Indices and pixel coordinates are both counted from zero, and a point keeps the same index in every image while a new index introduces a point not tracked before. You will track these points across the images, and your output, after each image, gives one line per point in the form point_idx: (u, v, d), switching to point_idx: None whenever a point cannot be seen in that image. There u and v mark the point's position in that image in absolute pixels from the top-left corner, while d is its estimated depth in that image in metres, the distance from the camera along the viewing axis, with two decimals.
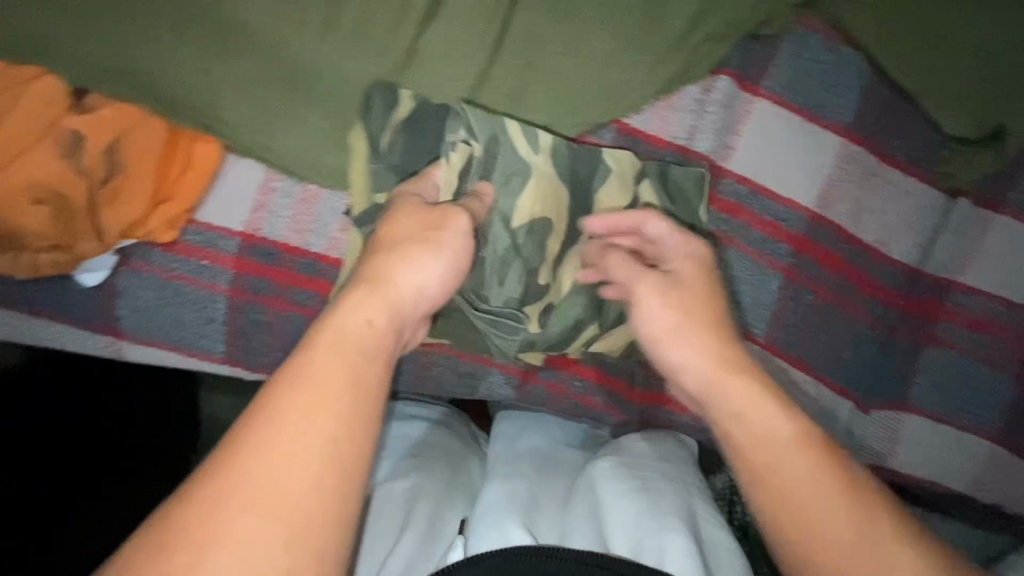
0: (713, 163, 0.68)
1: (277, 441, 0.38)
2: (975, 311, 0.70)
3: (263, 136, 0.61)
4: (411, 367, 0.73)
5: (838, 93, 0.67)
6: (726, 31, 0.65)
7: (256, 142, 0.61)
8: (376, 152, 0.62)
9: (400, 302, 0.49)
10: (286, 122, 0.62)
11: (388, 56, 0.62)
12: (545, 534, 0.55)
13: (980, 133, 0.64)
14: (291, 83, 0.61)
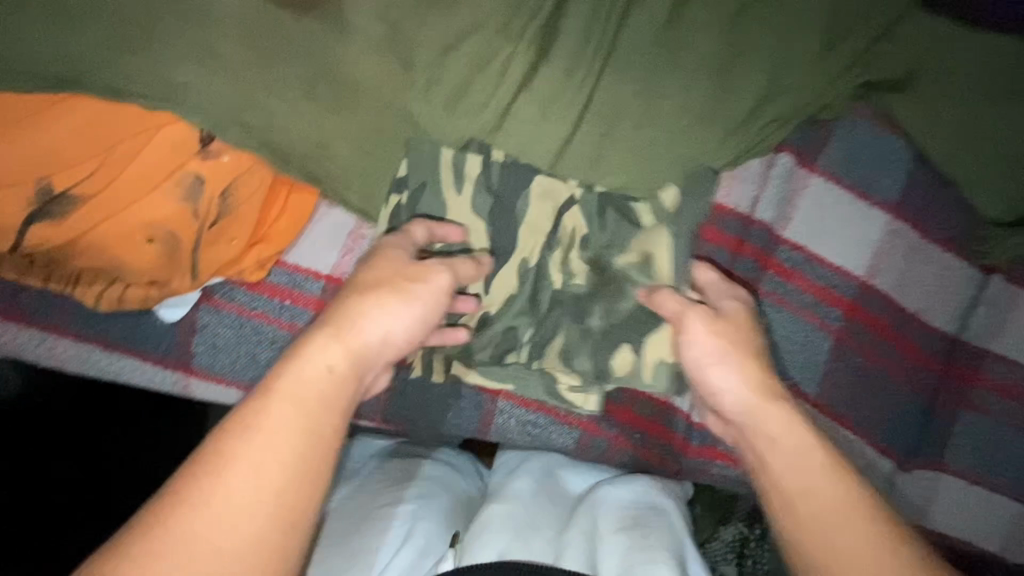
0: (772, 231, 0.75)
1: (217, 493, 0.42)
2: (1006, 375, 0.75)
3: (366, 186, 0.65)
4: (477, 412, 0.74)
5: (884, 175, 0.74)
6: (788, 112, 0.72)
7: (359, 190, 0.65)
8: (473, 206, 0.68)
9: (362, 351, 0.52)
10: (387, 172, 0.65)
11: (486, 116, 0.67)
12: (540, 551, 0.56)
13: (1013, 217, 0.71)
14: (396, 140, 0.65)
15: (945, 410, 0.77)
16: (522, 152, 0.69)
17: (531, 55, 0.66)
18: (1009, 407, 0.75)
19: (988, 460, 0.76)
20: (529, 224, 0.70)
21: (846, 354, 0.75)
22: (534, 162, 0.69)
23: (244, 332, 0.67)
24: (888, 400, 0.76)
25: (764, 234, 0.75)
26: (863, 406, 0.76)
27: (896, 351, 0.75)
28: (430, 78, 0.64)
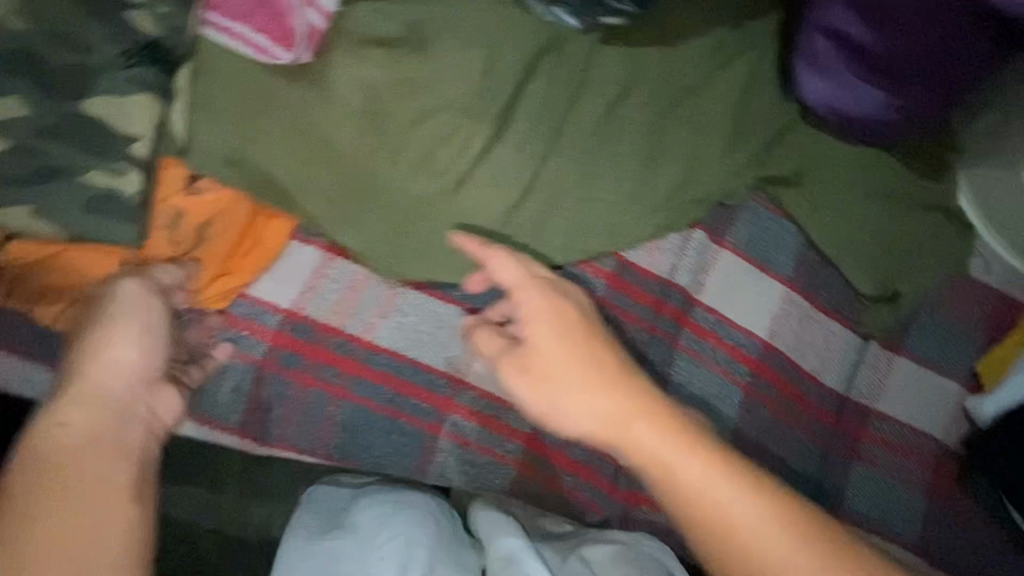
0: (689, 295, 0.86)
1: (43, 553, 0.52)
2: (890, 432, 0.86)
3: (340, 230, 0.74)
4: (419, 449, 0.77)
5: (780, 254, 0.87)
6: (698, 197, 0.86)
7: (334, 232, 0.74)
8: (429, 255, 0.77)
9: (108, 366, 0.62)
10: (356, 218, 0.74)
11: (446, 179, 0.76)
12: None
13: (880, 293, 0.87)
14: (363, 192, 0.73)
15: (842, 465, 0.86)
16: (477, 212, 0.78)
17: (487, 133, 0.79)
18: (891, 462, 0.86)
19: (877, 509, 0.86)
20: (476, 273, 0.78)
21: (754, 407, 0.85)
22: (486, 221, 0.79)
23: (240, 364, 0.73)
24: (791, 451, 0.85)
25: (683, 298, 0.86)
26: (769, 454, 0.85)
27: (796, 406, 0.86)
28: (400, 144, 0.75)
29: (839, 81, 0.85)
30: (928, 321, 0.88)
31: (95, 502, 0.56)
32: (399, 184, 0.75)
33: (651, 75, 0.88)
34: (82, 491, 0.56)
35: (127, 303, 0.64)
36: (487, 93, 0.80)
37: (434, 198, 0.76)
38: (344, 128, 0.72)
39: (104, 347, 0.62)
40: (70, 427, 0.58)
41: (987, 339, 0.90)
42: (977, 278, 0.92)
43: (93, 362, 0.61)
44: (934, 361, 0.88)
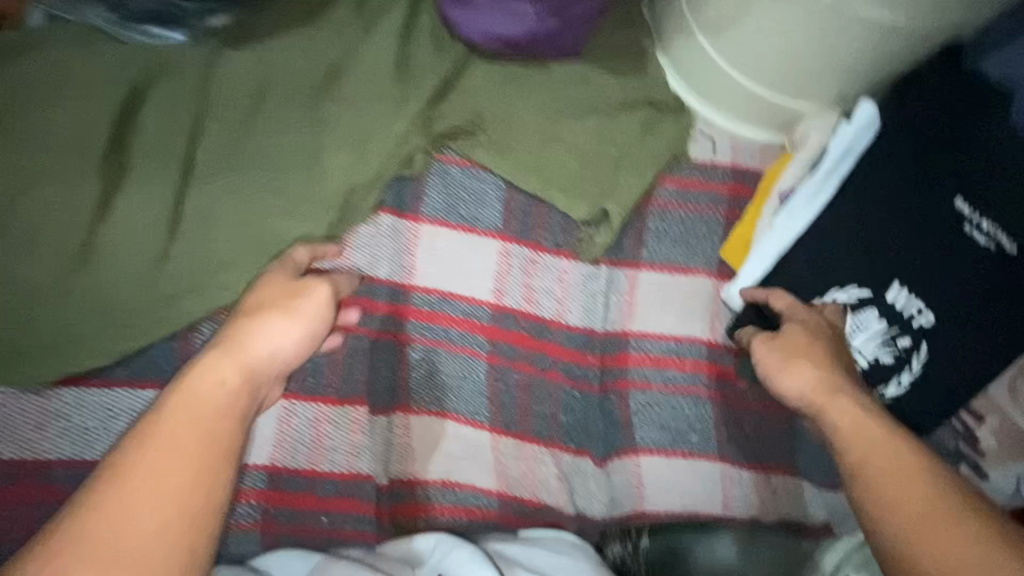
0: (398, 283, 0.79)
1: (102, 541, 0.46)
2: (653, 351, 0.81)
3: None
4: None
5: (483, 208, 0.81)
6: (372, 178, 0.79)
7: None
8: (72, 345, 0.69)
9: (251, 363, 0.61)
10: None
11: (64, 258, 0.69)
12: None
13: (594, 214, 0.80)
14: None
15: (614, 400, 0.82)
16: (113, 279, 0.70)
17: (95, 191, 0.70)
18: (664, 378, 0.82)
19: (666, 430, 0.82)
20: (137, 343, 0.70)
21: (504, 374, 0.80)
22: (127, 285, 0.70)
23: None
24: (556, 403, 0.81)
25: (392, 289, 0.79)
26: (536, 414, 0.81)
27: (547, 357, 0.80)
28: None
29: (499, 12, 0.81)
30: (660, 224, 0.82)
31: (178, 466, 0.50)
32: (9, 281, 0.68)
33: (285, 63, 0.80)
34: (177, 451, 0.51)
35: (299, 312, 0.66)
36: (81, 146, 0.71)
37: (55, 282, 0.69)
38: None
39: (247, 335, 0.62)
40: (225, 385, 0.57)
41: (729, 219, 0.84)
42: (703, 159, 0.86)
43: (252, 345, 0.62)
44: (676, 262, 0.82)
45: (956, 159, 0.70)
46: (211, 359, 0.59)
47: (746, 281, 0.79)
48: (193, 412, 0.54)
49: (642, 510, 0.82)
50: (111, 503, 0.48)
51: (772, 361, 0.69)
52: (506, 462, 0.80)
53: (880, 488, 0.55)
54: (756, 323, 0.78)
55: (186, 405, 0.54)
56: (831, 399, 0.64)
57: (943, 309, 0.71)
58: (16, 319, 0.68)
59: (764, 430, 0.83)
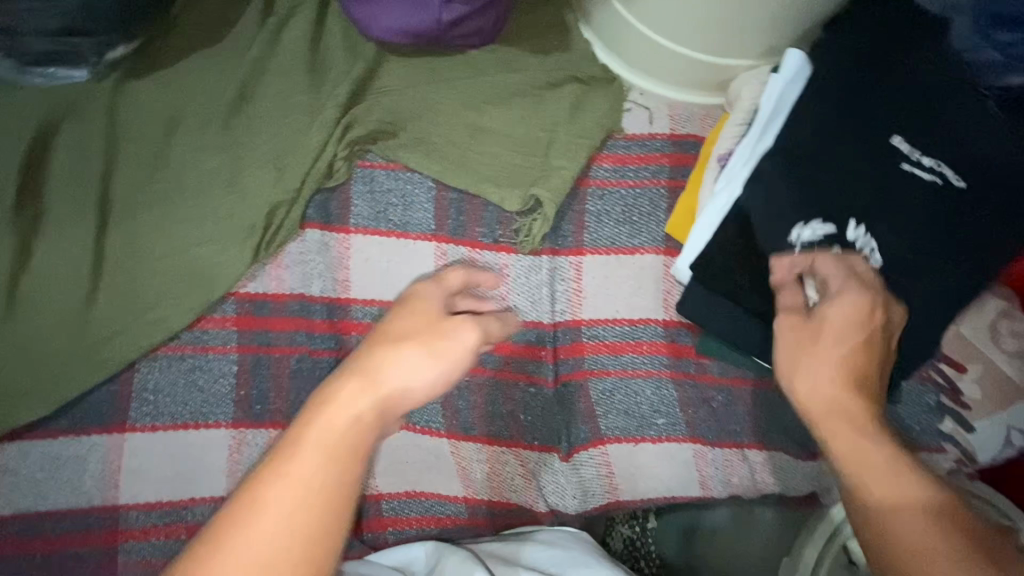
0: (334, 299, 0.76)
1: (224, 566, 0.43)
2: (607, 336, 0.78)
3: None
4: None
5: (414, 211, 0.78)
6: (294, 194, 0.76)
7: None
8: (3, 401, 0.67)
9: (388, 399, 0.51)
10: None
11: None
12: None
13: (528, 203, 0.77)
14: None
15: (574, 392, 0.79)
16: (39, 329, 0.69)
17: (10, 242, 0.69)
18: (623, 364, 0.79)
19: (630, 416, 0.79)
20: (68, 393, 0.69)
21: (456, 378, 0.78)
22: (54, 333, 0.69)
23: None
24: (514, 401, 0.78)
25: (328, 306, 0.76)
26: (494, 415, 0.78)
27: (498, 355, 0.78)
28: None
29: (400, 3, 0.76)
30: (599, 204, 0.79)
31: (306, 527, 0.44)
32: None
33: (195, 88, 0.78)
34: (301, 492, 0.45)
35: (443, 347, 0.55)
36: None
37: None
38: None
39: (380, 364, 0.52)
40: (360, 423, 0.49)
41: (672, 191, 0.80)
42: (639, 131, 0.82)
43: (385, 376, 0.52)
44: (620, 242, 0.78)
45: (884, 105, 0.69)
46: (343, 387, 0.50)
47: (691, 250, 0.74)
48: (331, 442, 0.47)
49: (616, 499, 0.81)
50: (262, 520, 0.44)
51: (789, 360, 0.59)
52: (469, 468, 0.78)
53: (888, 519, 0.50)
54: (706, 294, 0.73)
55: (294, 471, 0.46)
56: (855, 428, 0.54)
57: (895, 261, 0.67)
58: None
59: (734, 405, 0.80)
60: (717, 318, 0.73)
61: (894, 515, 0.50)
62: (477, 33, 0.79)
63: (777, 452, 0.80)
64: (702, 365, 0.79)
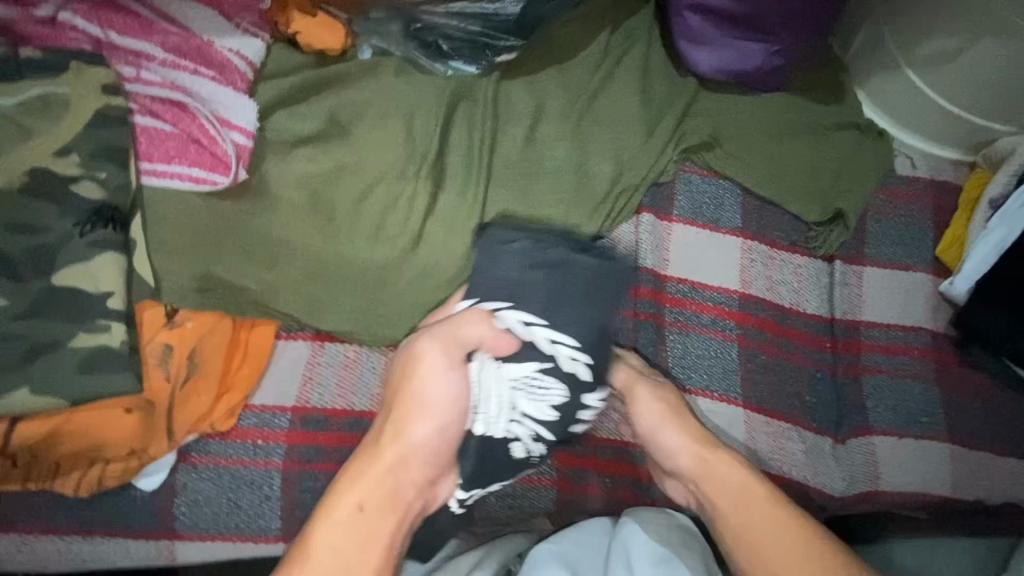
0: (659, 273, 0.90)
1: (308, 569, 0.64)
2: (884, 338, 0.90)
3: (329, 313, 0.76)
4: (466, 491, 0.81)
5: (726, 210, 0.93)
6: (635, 184, 0.92)
7: (323, 317, 0.75)
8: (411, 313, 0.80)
9: (406, 451, 0.70)
10: (338, 299, 0.76)
11: (403, 239, 0.82)
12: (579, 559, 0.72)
13: (826, 215, 0.92)
14: (331, 276, 0.77)
15: (849, 384, 0.90)
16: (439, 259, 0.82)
17: (428, 188, 0.85)
18: (896, 364, 0.90)
19: (898, 412, 0.89)
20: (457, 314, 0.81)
21: (755, 356, 0.89)
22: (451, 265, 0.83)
23: (270, 473, 0.72)
24: (801, 383, 0.89)
25: (654, 277, 0.90)
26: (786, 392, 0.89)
27: (790, 341, 0.90)
28: (358, 220, 0.81)
29: (731, 50, 0.94)
30: (877, 226, 0.94)
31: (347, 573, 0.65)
32: (366, 257, 0.79)
33: (554, 95, 0.96)
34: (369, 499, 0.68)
35: (437, 408, 0.72)
36: (413, 153, 0.86)
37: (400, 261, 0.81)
38: (306, 225, 0.77)
39: (408, 418, 0.71)
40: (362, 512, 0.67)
41: (936, 225, 0.95)
42: (906, 173, 0.98)
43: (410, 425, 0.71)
44: (897, 260, 0.93)
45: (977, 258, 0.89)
46: (408, 418, 0.71)
47: (971, 273, 0.89)
48: (381, 480, 0.69)
49: (877, 488, 0.88)
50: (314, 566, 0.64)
51: (655, 422, 0.79)
52: (758, 438, 0.87)
53: (767, 547, 0.70)
54: (983, 308, 0.87)
55: (377, 486, 0.69)
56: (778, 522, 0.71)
57: None
58: (368, 287, 0.78)
59: (991, 415, 0.90)
60: (992, 330, 0.86)
61: (743, 531, 0.72)
62: (778, 79, 0.97)
63: None
64: (963, 374, 0.91)
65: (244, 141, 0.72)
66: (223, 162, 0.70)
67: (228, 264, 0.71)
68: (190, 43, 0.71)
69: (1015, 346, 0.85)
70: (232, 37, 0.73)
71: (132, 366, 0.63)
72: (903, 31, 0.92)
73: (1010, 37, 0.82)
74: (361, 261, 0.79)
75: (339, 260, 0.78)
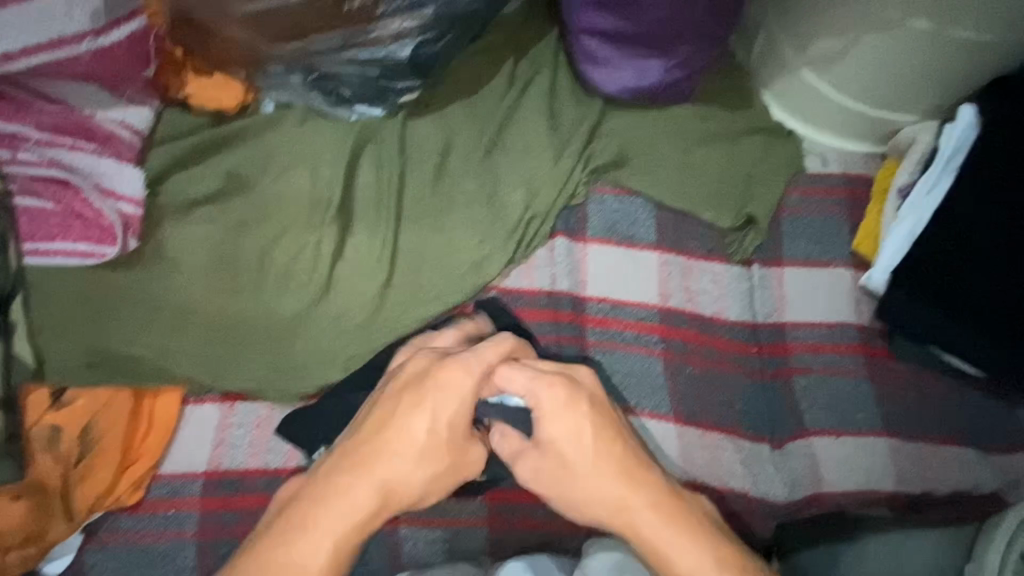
0: (577, 295, 0.90)
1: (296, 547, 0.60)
2: (809, 338, 0.90)
3: (234, 373, 0.75)
4: (396, 539, 0.79)
5: (640, 226, 0.93)
6: (546, 209, 0.92)
7: (228, 377, 0.75)
8: (322, 363, 0.79)
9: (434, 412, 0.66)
10: (243, 358, 0.76)
11: (310, 288, 0.81)
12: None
13: (737, 222, 0.93)
14: (234, 336, 0.76)
15: (781, 387, 0.89)
16: (349, 305, 0.82)
17: (335, 234, 0.84)
18: (824, 362, 0.90)
19: (832, 411, 0.89)
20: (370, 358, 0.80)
21: (681, 369, 0.88)
22: (362, 309, 0.82)
23: (184, 542, 0.71)
24: (730, 392, 0.89)
25: (572, 300, 0.90)
26: (717, 403, 0.88)
27: (715, 350, 0.89)
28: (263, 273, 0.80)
29: (630, 67, 0.95)
30: (792, 226, 0.95)
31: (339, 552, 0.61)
32: (271, 312, 0.78)
33: (462, 127, 0.96)
34: (347, 514, 0.62)
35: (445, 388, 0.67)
36: (317, 200, 0.86)
37: (309, 312, 0.80)
38: (205, 285, 0.77)
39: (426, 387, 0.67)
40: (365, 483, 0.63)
41: (850, 219, 0.96)
42: (818, 171, 0.99)
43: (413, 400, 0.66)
44: (813, 258, 0.93)
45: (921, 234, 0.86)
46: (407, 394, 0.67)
47: (886, 265, 0.89)
48: (377, 451, 0.65)
49: (821, 490, 0.86)
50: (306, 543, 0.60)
51: (551, 488, 0.69)
52: (692, 452, 0.86)
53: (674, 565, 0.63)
54: (904, 300, 0.86)
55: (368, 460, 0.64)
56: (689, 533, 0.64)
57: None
58: (275, 342, 0.78)
59: (926, 405, 0.89)
60: (915, 320, 0.86)
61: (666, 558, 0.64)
62: (682, 90, 0.98)
63: (967, 448, 0.88)
64: (892, 366, 0.90)
65: (134, 211, 0.71)
66: (110, 234, 0.69)
67: (123, 336, 0.71)
68: (70, 119, 0.71)
69: (937, 334, 0.85)
70: (116, 108, 0.73)
71: (12, 455, 0.66)
72: (794, 33, 0.93)
73: (891, 32, 0.83)
74: (266, 316, 0.78)
75: (242, 317, 0.77)
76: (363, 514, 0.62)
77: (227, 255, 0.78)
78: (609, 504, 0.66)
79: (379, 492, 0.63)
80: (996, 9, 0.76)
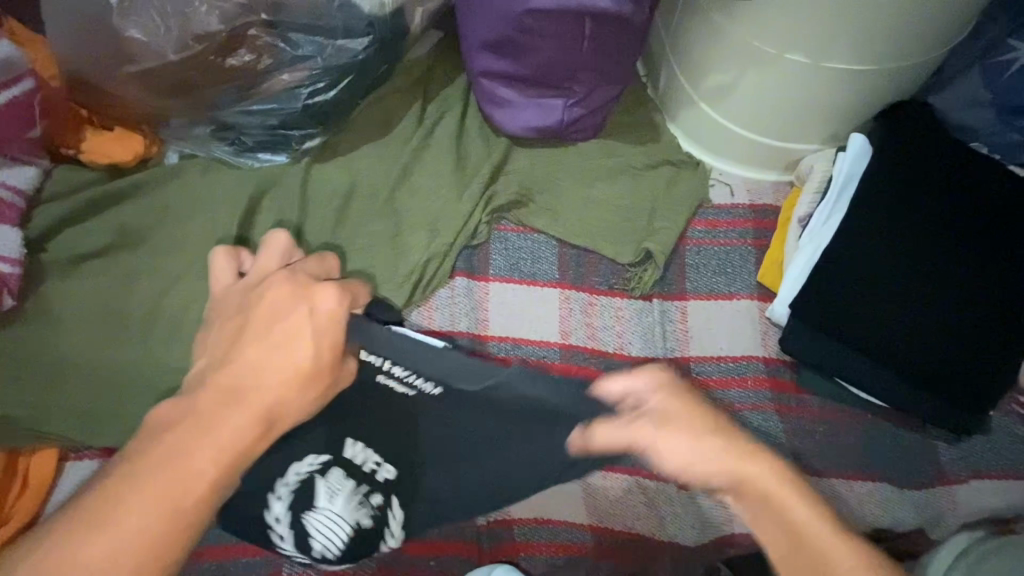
0: (476, 334, 0.90)
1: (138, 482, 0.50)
2: (714, 372, 0.89)
3: (112, 427, 0.75)
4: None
5: (542, 263, 0.94)
6: (446, 249, 0.92)
7: (106, 431, 0.75)
8: None
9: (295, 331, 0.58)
10: (122, 412, 0.76)
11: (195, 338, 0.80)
12: None
13: (639, 256, 0.92)
14: (114, 390, 0.76)
15: None
16: None
17: None
18: (730, 397, 0.88)
19: None
20: None
21: None
22: None
23: None
24: None
25: (471, 340, 0.89)
26: None
27: None
28: (147, 325, 0.80)
29: (530, 107, 0.96)
30: (697, 257, 0.94)
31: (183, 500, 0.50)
32: (153, 364, 0.78)
33: (368, 169, 0.97)
34: (220, 445, 0.52)
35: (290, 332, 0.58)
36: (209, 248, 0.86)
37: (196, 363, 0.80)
38: (85, 340, 0.77)
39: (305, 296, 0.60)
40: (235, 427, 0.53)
41: (756, 249, 0.95)
42: (724, 201, 0.99)
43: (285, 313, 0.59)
44: (718, 290, 0.92)
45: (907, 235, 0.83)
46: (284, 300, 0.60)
47: (786, 296, 0.87)
48: (224, 380, 0.55)
49: (730, 531, 0.84)
50: (152, 489, 0.49)
51: (679, 455, 0.58)
52: (594, 495, 0.85)
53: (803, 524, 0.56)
54: (805, 333, 0.84)
55: (248, 368, 0.56)
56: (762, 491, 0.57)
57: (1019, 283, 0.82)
58: (156, 394, 0.77)
59: (837, 438, 0.86)
60: (816, 353, 0.84)
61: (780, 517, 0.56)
62: (584, 127, 0.99)
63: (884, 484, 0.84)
64: (801, 399, 0.88)
65: (9, 271, 0.74)
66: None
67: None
68: None
69: (837, 367, 0.83)
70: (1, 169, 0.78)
71: None
72: (690, 67, 0.94)
73: (773, 66, 0.84)
74: (146, 368, 0.78)
75: (123, 371, 0.77)
76: (230, 453, 0.53)
77: (112, 309, 0.79)
78: (693, 462, 0.58)
79: (260, 422, 0.54)
80: (867, 40, 0.76)
